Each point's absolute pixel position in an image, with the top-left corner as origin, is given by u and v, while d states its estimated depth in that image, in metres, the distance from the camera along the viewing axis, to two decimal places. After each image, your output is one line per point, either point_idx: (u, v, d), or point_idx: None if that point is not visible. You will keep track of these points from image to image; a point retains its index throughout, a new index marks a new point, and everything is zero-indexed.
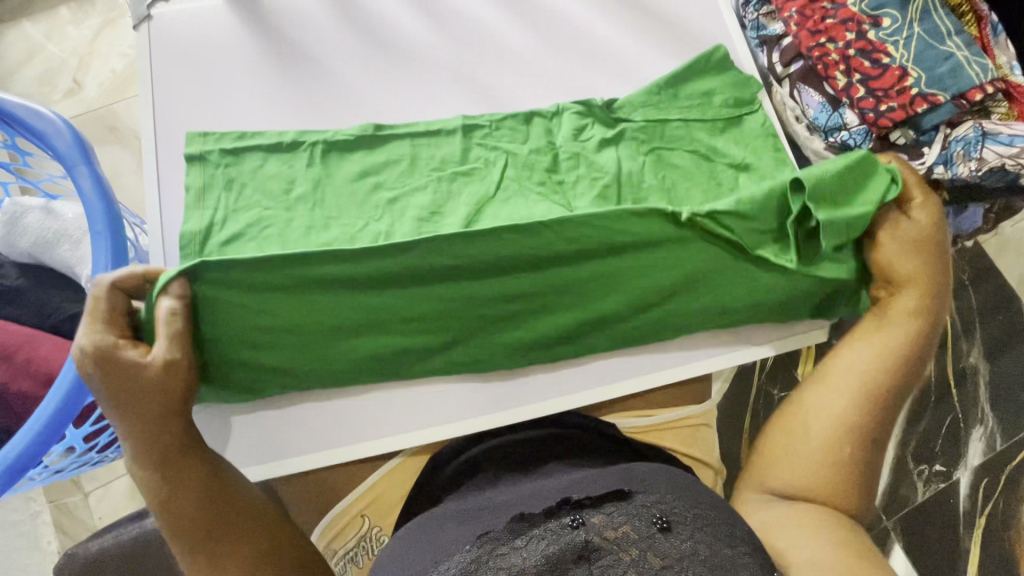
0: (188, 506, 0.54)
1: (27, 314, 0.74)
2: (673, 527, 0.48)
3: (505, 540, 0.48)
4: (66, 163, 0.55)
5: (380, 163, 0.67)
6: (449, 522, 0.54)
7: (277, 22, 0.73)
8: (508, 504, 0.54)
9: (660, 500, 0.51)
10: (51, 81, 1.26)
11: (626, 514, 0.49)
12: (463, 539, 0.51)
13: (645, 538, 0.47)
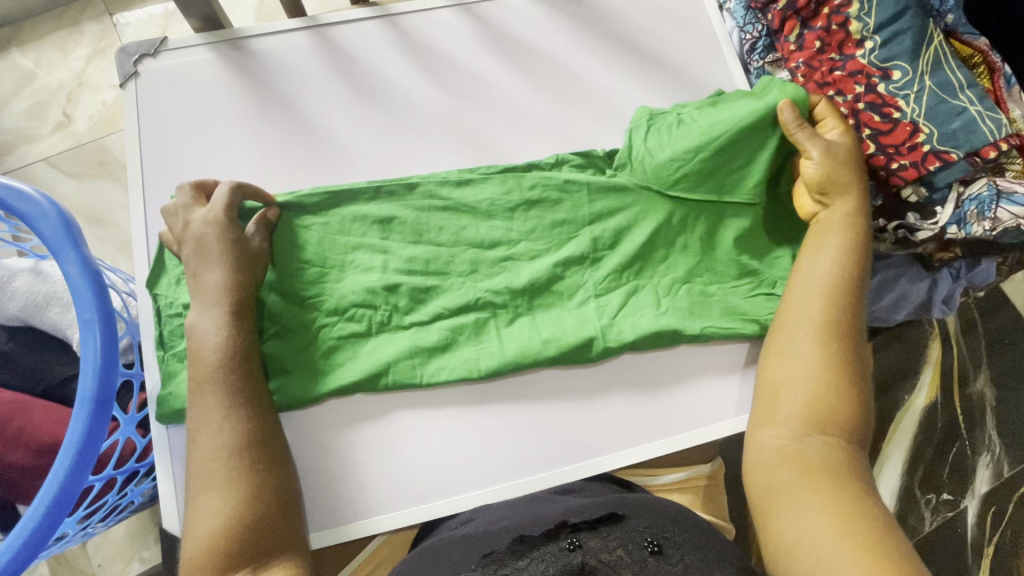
0: (234, 475, 0.52)
1: (17, 378, 0.72)
2: (665, 551, 0.49)
3: (508, 562, 0.48)
4: (52, 247, 0.53)
5: (390, 211, 0.66)
6: (455, 546, 0.55)
7: (267, 76, 0.71)
8: (504, 529, 0.55)
9: (654, 527, 0.52)
10: (40, 115, 1.24)
11: (619, 538, 0.50)
12: (468, 560, 0.51)
13: (638, 561, 0.47)
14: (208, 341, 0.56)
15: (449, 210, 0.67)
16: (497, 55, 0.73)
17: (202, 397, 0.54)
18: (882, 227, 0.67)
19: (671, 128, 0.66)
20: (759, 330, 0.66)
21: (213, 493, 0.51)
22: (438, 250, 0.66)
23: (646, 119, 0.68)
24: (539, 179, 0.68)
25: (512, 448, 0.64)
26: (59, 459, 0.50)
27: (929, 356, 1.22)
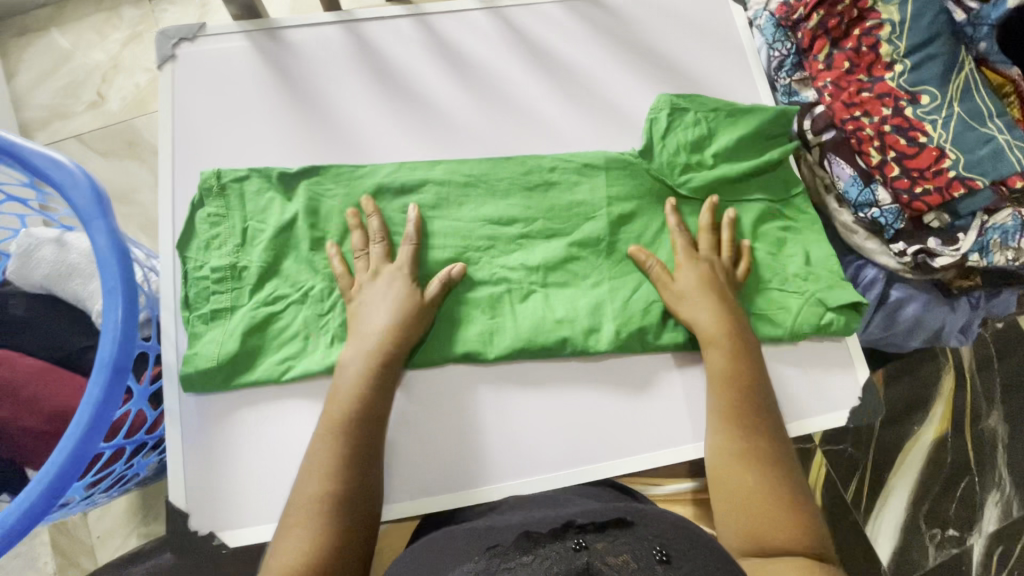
0: (324, 521, 0.52)
1: (36, 345, 0.74)
2: (672, 561, 0.48)
3: (513, 556, 0.49)
4: (83, 217, 0.54)
5: (421, 199, 0.68)
6: (460, 537, 0.56)
7: (300, 70, 0.72)
8: (511, 525, 0.55)
9: (661, 536, 0.51)
10: (75, 93, 1.27)
11: (627, 543, 0.49)
12: (471, 553, 0.52)
13: (644, 568, 0.47)
14: (349, 377, 0.59)
15: (470, 195, 0.68)
16: (527, 60, 0.74)
17: (326, 439, 0.56)
18: (902, 251, 0.65)
19: (688, 130, 0.69)
20: (783, 334, 0.64)
21: (303, 530, 0.52)
22: (457, 236, 0.67)
23: (666, 109, 0.69)
24: (558, 161, 0.69)
25: (518, 447, 0.63)
26: (73, 425, 0.51)
27: (940, 389, 1.21)
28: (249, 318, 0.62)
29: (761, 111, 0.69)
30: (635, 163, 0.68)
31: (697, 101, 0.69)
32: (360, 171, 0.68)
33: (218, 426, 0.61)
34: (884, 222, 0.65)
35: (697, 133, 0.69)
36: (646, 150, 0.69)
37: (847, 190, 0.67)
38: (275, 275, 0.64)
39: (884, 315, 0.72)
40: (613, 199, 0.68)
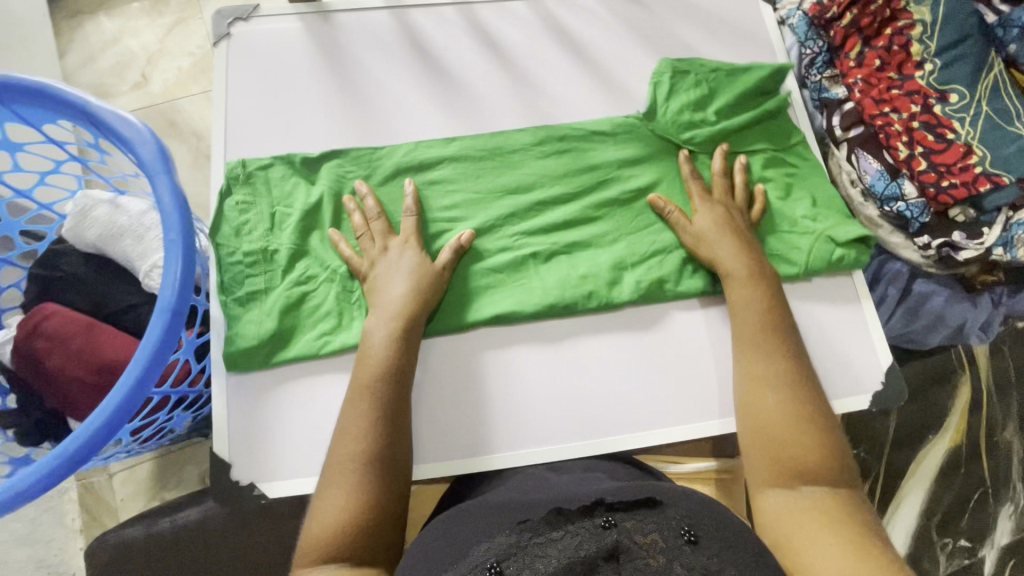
0: (360, 480, 0.53)
1: (85, 302, 0.78)
2: (700, 542, 0.48)
3: (542, 532, 0.49)
4: (147, 173, 0.57)
5: (452, 174, 0.71)
6: (488, 508, 0.55)
7: (348, 52, 0.76)
8: (540, 501, 0.54)
9: (689, 515, 0.51)
10: (121, 74, 1.32)
11: (656, 523, 0.49)
12: (501, 524, 0.52)
13: (673, 548, 0.46)
14: (377, 339, 0.60)
15: (497, 169, 0.71)
16: (565, 51, 0.77)
17: (357, 400, 0.57)
18: (926, 244, 0.68)
19: (690, 91, 0.72)
20: (797, 271, 0.67)
21: (337, 484, 0.53)
22: (492, 203, 0.70)
23: (668, 75, 0.73)
24: (568, 130, 0.72)
25: (543, 417, 0.65)
26: (131, 366, 0.54)
27: (956, 401, 1.18)
28: (284, 297, 0.65)
29: (759, 71, 0.72)
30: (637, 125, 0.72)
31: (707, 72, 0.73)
32: (397, 151, 0.71)
33: (261, 379, 0.64)
34: (908, 216, 0.68)
35: (699, 93, 0.72)
36: (650, 113, 0.72)
37: (874, 184, 0.70)
38: (303, 252, 0.67)
39: (904, 311, 0.75)
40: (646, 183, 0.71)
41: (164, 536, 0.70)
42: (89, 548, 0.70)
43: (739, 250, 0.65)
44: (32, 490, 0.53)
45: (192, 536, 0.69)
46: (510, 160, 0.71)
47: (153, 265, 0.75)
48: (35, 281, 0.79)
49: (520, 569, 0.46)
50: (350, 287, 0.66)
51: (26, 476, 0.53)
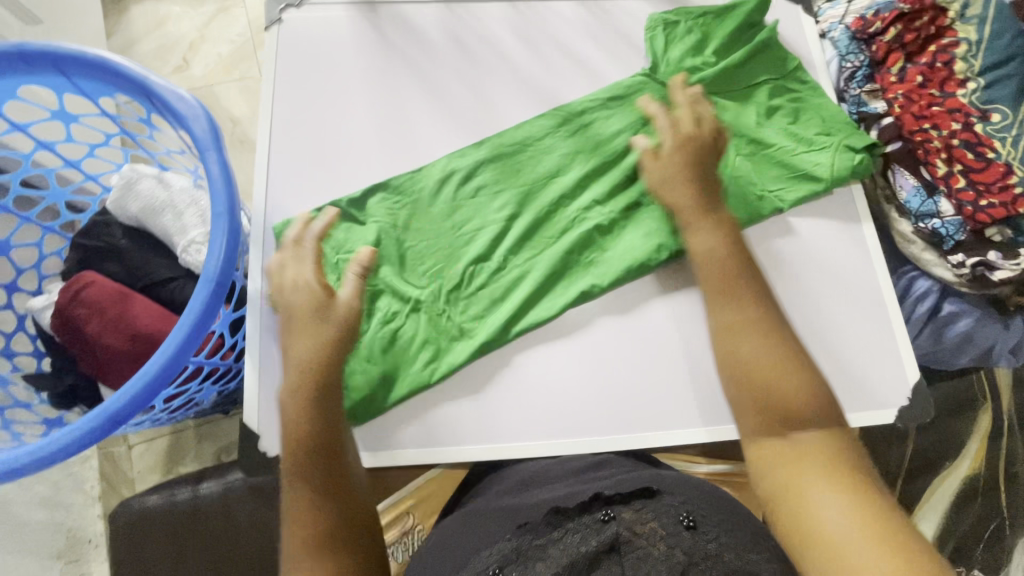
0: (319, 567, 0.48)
1: (123, 272, 0.80)
2: (699, 527, 0.46)
3: (544, 532, 0.47)
4: (199, 148, 0.59)
5: (493, 176, 0.70)
6: (494, 518, 0.54)
7: (395, 48, 0.75)
8: (540, 503, 0.54)
9: (686, 503, 0.49)
10: (163, 57, 1.34)
11: (654, 511, 0.47)
12: (503, 530, 0.51)
13: (671, 534, 0.44)
14: (293, 398, 0.55)
15: (523, 158, 0.71)
16: (603, 45, 0.76)
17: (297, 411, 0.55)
18: (961, 262, 0.68)
19: (684, 39, 0.73)
20: (824, 185, 0.68)
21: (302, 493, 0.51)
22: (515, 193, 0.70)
23: (661, 27, 0.73)
24: (595, 125, 0.72)
25: (587, 417, 0.65)
26: (173, 333, 0.55)
27: (976, 427, 1.15)
28: (379, 340, 0.63)
29: (744, 5, 0.73)
30: (645, 81, 0.72)
31: (753, 69, 0.72)
32: (454, 158, 0.70)
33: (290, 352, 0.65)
34: (943, 233, 0.68)
35: (693, 39, 0.72)
36: (653, 66, 0.72)
37: (909, 200, 0.70)
38: (383, 286, 0.65)
39: (932, 330, 0.75)
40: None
41: (184, 505, 0.71)
42: (113, 512, 0.71)
43: (689, 184, 0.63)
44: (66, 449, 0.53)
45: (214, 504, 0.70)
46: (540, 152, 0.71)
47: (190, 241, 0.77)
48: (78, 250, 0.81)
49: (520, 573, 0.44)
50: (443, 313, 0.65)
51: (63, 435, 0.53)
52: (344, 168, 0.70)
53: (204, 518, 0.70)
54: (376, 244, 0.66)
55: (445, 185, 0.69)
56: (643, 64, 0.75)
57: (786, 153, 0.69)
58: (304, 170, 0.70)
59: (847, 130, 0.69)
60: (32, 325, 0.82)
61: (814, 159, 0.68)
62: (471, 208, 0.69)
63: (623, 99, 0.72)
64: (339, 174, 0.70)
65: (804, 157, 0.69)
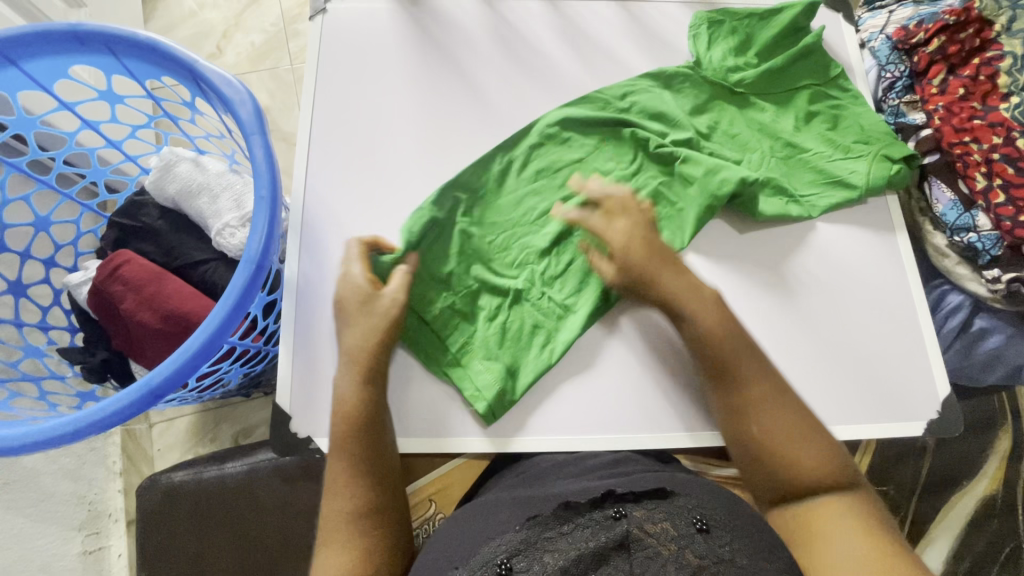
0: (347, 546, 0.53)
1: (157, 252, 0.82)
2: (712, 530, 0.46)
3: (552, 526, 0.48)
4: (245, 131, 0.60)
5: (550, 169, 0.70)
6: (503, 506, 0.54)
7: (435, 42, 0.76)
8: (552, 496, 0.53)
9: (700, 505, 0.49)
10: (198, 44, 1.36)
11: (666, 511, 0.47)
12: (513, 520, 0.50)
13: (684, 536, 0.45)
14: (342, 385, 0.58)
15: (573, 143, 0.71)
16: (641, 45, 0.76)
17: (339, 453, 0.56)
18: (996, 278, 0.68)
19: (728, 39, 0.73)
20: (857, 194, 0.67)
21: (341, 544, 0.53)
22: (585, 175, 0.70)
23: (705, 25, 0.73)
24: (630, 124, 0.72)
25: (641, 411, 0.65)
26: (213, 311, 0.56)
27: (995, 446, 1.13)
28: (491, 330, 0.65)
29: (791, 8, 0.72)
30: (689, 78, 0.72)
31: (790, 76, 0.71)
32: (546, 150, 0.70)
33: (325, 335, 0.65)
34: (980, 247, 0.68)
35: (737, 39, 0.73)
36: (696, 61, 0.72)
37: (946, 214, 0.69)
38: (477, 283, 0.66)
39: (962, 345, 0.75)
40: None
41: (208, 482, 0.72)
42: (139, 487, 0.72)
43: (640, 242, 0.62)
44: (104, 421, 0.54)
45: (239, 483, 0.71)
46: (581, 145, 0.71)
47: (224, 225, 0.79)
48: (114, 229, 0.83)
49: (529, 565, 0.44)
50: (542, 296, 0.67)
51: (104, 406, 0.54)
52: (382, 160, 0.71)
53: (229, 496, 0.71)
54: (464, 235, 0.67)
55: (538, 181, 0.70)
56: (684, 60, 0.75)
57: (820, 158, 0.69)
58: (341, 159, 0.71)
59: (885, 140, 0.69)
60: (68, 300, 0.84)
61: (849, 166, 0.68)
62: (530, 197, 0.69)
63: (665, 91, 0.72)
64: (376, 164, 0.71)
65: (839, 164, 0.69)
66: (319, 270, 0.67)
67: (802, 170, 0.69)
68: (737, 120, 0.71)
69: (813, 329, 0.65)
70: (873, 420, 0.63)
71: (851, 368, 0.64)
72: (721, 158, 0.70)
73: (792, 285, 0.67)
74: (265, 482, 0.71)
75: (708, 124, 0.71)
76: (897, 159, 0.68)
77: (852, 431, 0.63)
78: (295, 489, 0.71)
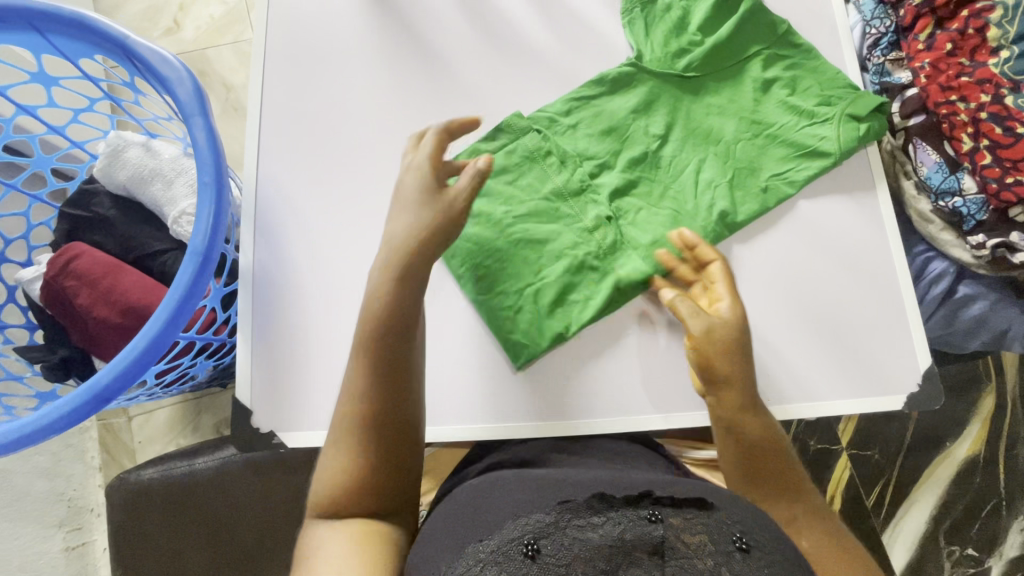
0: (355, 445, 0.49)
1: (113, 244, 0.78)
2: (753, 552, 0.40)
3: (582, 514, 0.41)
4: (184, 113, 0.56)
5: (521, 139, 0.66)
6: (522, 487, 0.47)
7: (391, 7, 0.69)
8: (575, 483, 0.46)
9: (741, 521, 0.42)
10: (153, 18, 1.24)
11: (706, 522, 0.41)
12: (540, 503, 0.43)
13: (722, 553, 0.38)
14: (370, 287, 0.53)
15: (516, 176, 0.65)
16: (614, 2, 0.70)
17: (358, 358, 0.51)
18: (981, 244, 0.66)
19: (665, 18, 0.68)
20: (834, 161, 0.64)
21: (342, 446, 0.49)
22: (557, 146, 0.66)
23: (639, 9, 0.68)
24: (600, 92, 0.67)
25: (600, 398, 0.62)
26: (160, 309, 0.53)
27: (978, 409, 1.14)
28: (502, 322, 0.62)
29: None
30: (634, 73, 0.67)
31: (775, 36, 0.67)
32: (512, 124, 0.66)
33: (282, 333, 0.63)
34: (965, 212, 0.66)
35: (674, 18, 0.68)
36: (638, 54, 0.67)
37: (930, 177, 0.67)
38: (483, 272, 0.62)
39: (945, 313, 0.74)
40: (694, 184, 0.65)
41: (177, 478, 0.70)
42: (111, 484, 0.71)
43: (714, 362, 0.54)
44: (56, 424, 0.52)
45: (210, 480, 0.69)
46: (551, 114, 0.66)
47: (181, 213, 0.75)
48: (66, 221, 0.79)
49: (557, 551, 0.38)
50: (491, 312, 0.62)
51: (53, 408, 0.52)
52: (341, 139, 0.67)
53: (200, 490, 0.69)
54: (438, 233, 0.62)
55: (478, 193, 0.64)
56: (626, 55, 0.69)
57: (789, 130, 0.65)
58: (295, 139, 0.67)
59: (849, 98, 0.65)
60: (24, 298, 0.80)
61: (816, 132, 0.65)
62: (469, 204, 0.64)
63: (611, 95, 0.67)
64: (333, 142, 0.67)
65: (806, 132, 0.65)
66: (276, 262, 0.64)
67: (771, 146, 0.66)
68: (713, 90, 0.67)
69: (787, 302, 0.64)
70: (852, 394, 0.62)
71: (831, 343, 0.63)
72: (681, 162, 0.66)
73: (768, 255, 0.65)
74: (236, 476, 0.70)
75: (676, 97, 0.67)
76: (866, 118, 0.64)
77: (827, 406, 0.62)
78: (268, 482, 0.70)
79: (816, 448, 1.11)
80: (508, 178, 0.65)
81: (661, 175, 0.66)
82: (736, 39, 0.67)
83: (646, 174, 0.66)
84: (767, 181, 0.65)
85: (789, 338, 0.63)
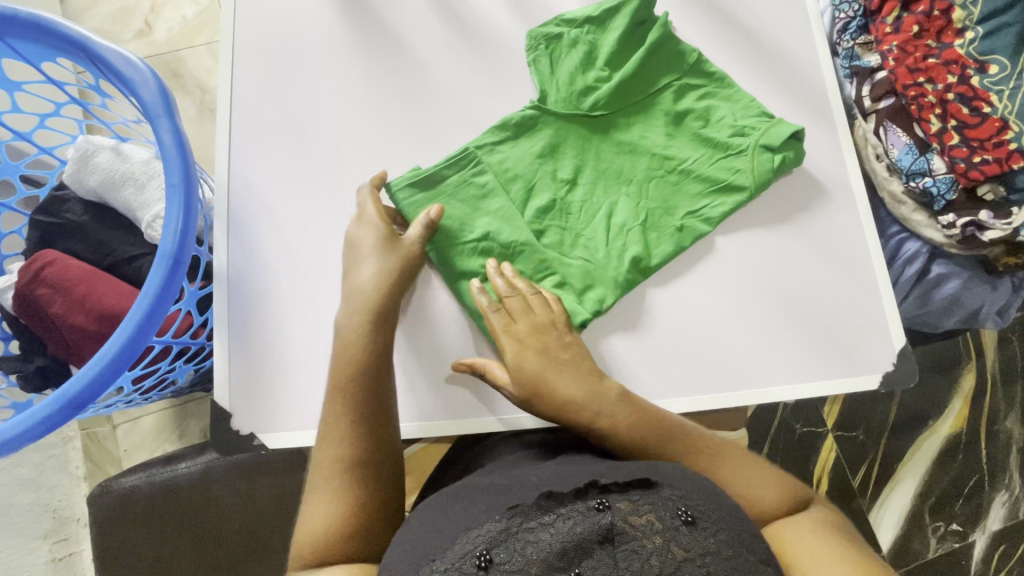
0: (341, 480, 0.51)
1: (87, 250, 0.77)
2: (698, 522, 0.40)
3: (534, 515, 0.41)
4: (149, 114, 0.55)
5: (500, 134, 0.66)
6: (480, 496, 0.47)
7: (360, 4, 0.68)
8: (533, 485, 0.46)
9: (686, 495, 0.43)
10: (124, 21, 1.21)
11: (652, 501, 0.41)
12: (492, 508, 0.44)
13: (668, 529, 0.39)
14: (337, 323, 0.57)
15: (500, 166, 0.65)
16: None
17: (332, 398, 0.55)
18: (951, 223, 0.67)
19: (569, 55, 0.67)
20: (748, 194, 0.64)
21: (322, 492, 0.51)
22: (538, 136, 0.66)
23: (542, 46, 0.67)
24: (574, 82, 0.66)
25: None
26: (128, 316, 0.53)
27: (959, 387, 1.15)
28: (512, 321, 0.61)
29: None
30: (538, 116, 0.66)
31: (685, 67, 0.67)
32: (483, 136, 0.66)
33: (257, 334, 0.62)
34: (935, 192, 0.67)
35: (579, 53, 0.67)
36: (542, 96, 0.66)
37: (902, 158, 0.68)
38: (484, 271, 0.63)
39: (919, 293, 0.75)
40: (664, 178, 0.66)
41: (160, 485, 0.69)
42: (91, 494, 0.70)
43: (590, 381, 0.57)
44: (26, 437, 0.52)
45: (193, 485, 0.69)
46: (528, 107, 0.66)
47: (155, 217, 0.73)
48: (37, 229, 0.77)
49: (510, 558, 0.38)
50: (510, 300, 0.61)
51: (20, 421, 0.51)
52: (313, 138, 0.66)
53: (184, 496, 0.69)
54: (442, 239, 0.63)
55: (468, 188, 0.64)
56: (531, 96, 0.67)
57: (701, 165, 0.65)
58: (268, 140, 0.66)
59: (761, 128, 0.64)
60: None
61: (730, 164, 0.65)
62: (445, 203, 0.64)
63: (545, 116, 0.66)
64: (306, 141, 0.66)
65: (720, 165, 0.65)
66: (250, 262, 0.63)
67: (685, 181, 0.66)
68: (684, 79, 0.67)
69: (757, 288, 0.64)
70: (831, 377, 0.62)
71: (807, 328, 0.63)
72: (652, 153, 0.66)
73: (741, 242, 0.65)
74: (221, 481, 0.69)
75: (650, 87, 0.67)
76: (779, 147, 0.63)
77: (807, 387, 0.62)
78: (254, 485, 0.70)
79: (801, 431, 1.12)
80: (491, 170, 0.65)
81: (572, 221, 0.65)
82: (650, 67, 0.67)
83: (621, 163, 0.66)
84: (682, 220, 0.65)
85: (765, 324, 0.63)
